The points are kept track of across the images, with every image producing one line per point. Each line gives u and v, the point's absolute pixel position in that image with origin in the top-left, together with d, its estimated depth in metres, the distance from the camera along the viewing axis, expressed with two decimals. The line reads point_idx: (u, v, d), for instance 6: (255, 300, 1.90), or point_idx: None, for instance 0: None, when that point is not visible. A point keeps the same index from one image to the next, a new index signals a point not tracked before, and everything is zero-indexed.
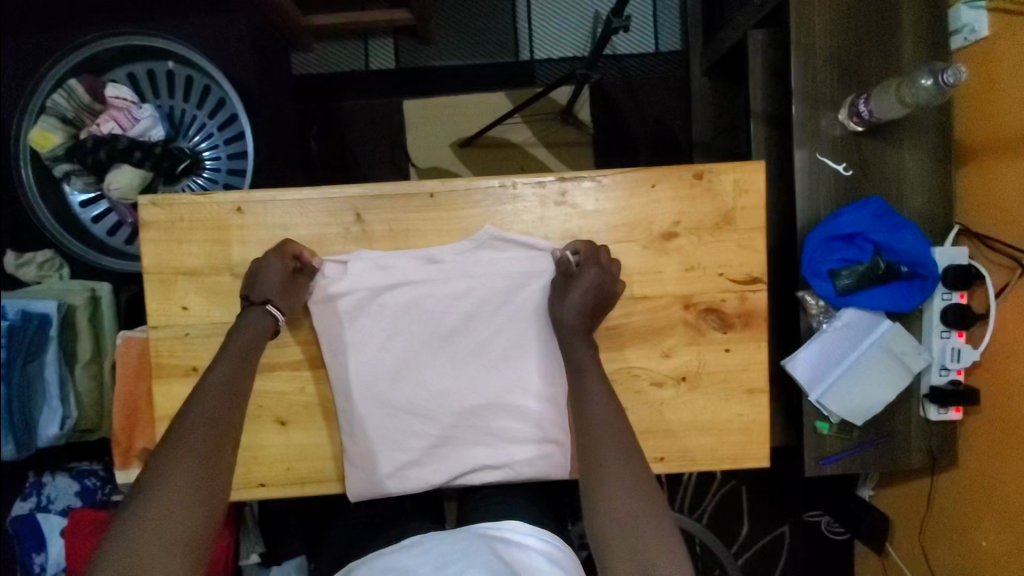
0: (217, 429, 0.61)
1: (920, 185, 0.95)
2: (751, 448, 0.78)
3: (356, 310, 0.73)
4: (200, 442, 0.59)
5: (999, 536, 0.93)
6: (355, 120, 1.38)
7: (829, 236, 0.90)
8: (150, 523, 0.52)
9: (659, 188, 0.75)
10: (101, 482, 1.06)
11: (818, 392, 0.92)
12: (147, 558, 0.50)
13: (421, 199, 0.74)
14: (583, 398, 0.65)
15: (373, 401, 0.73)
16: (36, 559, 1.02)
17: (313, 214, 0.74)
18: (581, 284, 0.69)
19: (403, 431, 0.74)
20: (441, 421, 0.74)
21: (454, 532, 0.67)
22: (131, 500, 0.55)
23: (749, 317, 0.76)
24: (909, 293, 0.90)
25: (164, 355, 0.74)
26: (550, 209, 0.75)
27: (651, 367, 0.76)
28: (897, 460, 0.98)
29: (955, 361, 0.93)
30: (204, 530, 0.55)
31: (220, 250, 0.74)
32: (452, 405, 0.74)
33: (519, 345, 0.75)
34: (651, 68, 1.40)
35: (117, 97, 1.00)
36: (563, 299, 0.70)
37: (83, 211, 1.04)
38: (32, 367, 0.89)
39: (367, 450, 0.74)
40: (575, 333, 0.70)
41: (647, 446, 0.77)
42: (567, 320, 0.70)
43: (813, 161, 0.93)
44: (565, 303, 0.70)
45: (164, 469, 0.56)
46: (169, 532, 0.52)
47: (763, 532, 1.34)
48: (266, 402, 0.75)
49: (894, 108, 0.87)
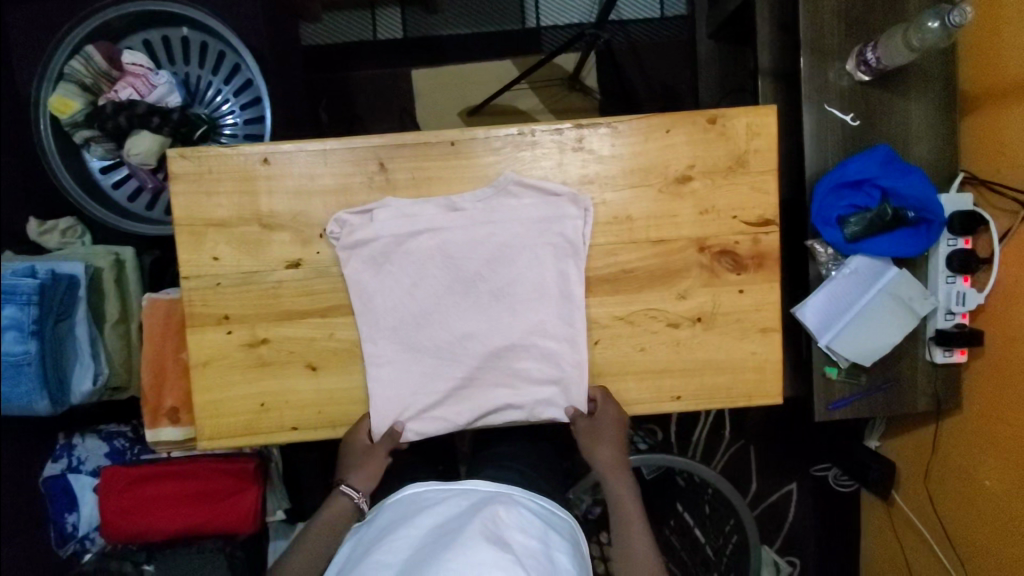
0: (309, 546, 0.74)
1: (926, 134, 0.97)
2: (764, 385, 0.80)
3: (381, 256, 0.76)
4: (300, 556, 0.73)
5: (1001, 474, 0.97)
6: (365, 90, 1.41)
7: (838, 183, 0.92)
8: None
9: (674, 133, 0.77)
10: (130, 443, 1.09)
11: (828, 336, 0.94)
12: None
13: (443, 147, 0.76)
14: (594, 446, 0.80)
15: (401, 346, 0.77)
16: (68, 519, 1.06)
17: (338, 164, 0.76)
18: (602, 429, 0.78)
19: (428, 375, 0.77)
20: (466, 362, 0.77)
21: (455, 486, 0.72)
22: None
23: (761, 258, 0.79)
24: (916, 238, 0.93)
25: (196, 305, 0.76)
26: (568, 155, 0.77)
27: (667, 309, 0.79)
28: (904, 404, 1.01)
29: (961, 305, 0.96)
30: None
31: (248, 201, 0.76)
32: (476, 346, 0.77)
33: (539, 290, 0.77)
34: (657, 32, 1.41)
35: (134, 63, 1.02)
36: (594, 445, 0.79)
37: (105, 176, 1.07)
38: (62, 326, 0.92)
39: (395, 393, 0.77)
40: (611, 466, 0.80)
41: (665, 384, 0.80)
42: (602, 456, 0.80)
43: (821, 111, 0.95)
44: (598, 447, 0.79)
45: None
46: None
47: (773, 486, 1.38)
48: (296, 348, 0.77)
49: (901, 55, 0.89)
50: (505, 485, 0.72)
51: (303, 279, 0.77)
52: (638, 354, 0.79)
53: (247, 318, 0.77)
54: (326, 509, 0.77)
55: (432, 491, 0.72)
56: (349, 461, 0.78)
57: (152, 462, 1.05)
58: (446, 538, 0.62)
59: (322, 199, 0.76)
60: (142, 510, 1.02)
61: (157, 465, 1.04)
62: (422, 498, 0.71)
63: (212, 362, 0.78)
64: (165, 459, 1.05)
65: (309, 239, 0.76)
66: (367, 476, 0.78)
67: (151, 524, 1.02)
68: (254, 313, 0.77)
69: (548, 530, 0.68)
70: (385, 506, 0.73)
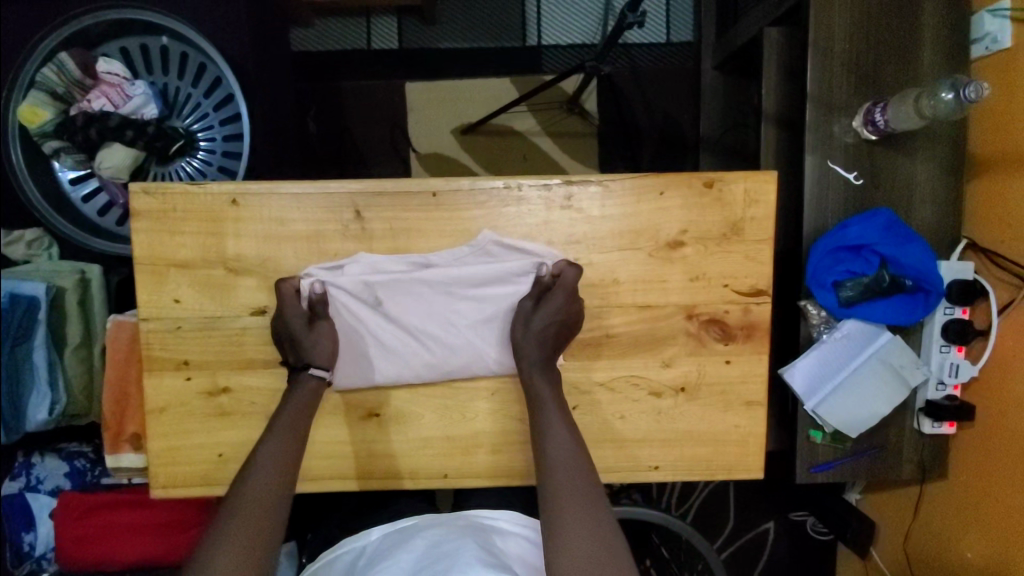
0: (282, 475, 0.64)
1: (930, 197, 0.94)
2: (745, 459, 0.77)
3: (352, 316, 0.73)
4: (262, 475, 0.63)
5: (984, 550, 0.94)
6: (355, 102, 1.35)
7: (836, 247, 0.89)
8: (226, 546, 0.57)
9: (668, 195, 0.73)
10: (90, 464, 1.04)
11: (815, 401, 0.91)
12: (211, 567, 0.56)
13: (424, 197, 0.72)
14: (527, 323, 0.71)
15: (378, 352, 0.73)
16: (25, 538, 1.03)
17: (311, 209, 0.72)
18: (548, 308, 0.70)
19: (392, 346, 0.73)
20: (430, 364, 0.73)
21: (450, 516, 0.70)
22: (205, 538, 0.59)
23: (751, 330, 0.75)
24: (912, 307, 0.90)
25: (155, 348, 0.73)
26: (555, 212, 0.73)
27: (650, 376, 0.76)
28: (889, 470, 0.98)
29: (953, 377, 0.94)
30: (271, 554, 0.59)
31: (214, 243, 0.72)
32: (441, 369, 0.73)
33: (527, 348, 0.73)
34: (661, 59, 1.37)
35: (109, 72, 0.97)
36: (527, 324, 0.71)
37: (73, 189, 1.01)
38: (19, 352, 0.88)
39: (353, 335, 0.73)
40: (536, 361, 0.71)
41: (643, 454, 0.77)
42: (530, 342, 0.71)
43: (823, 167, 0.92)
44: (529, 328, 0.70)
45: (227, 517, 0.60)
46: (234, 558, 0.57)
47: (748, 528, 1.36)
48: (258, 399, 0.74)
49: (910, 119, 0.86)
50: (494, 513, 0.71)
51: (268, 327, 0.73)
52: (617, 422, 0.76)
53: (208, 364, 0.73)
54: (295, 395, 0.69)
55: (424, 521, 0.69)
56: (260, 450, 0.65)
57: (111, 490, 1.01)
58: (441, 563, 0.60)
59: (292, 245, 0.72)
60: (98, 539, 0.99)
61: (116, 493, 1.01)
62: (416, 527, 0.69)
63: (168, 408, 0.74)
64: (124, 486, 1.02)
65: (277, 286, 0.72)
66: (285, 470, 0.65)
67: (108, 553, 0.99)
68: (215, 361, 0.73)
69: (539, 562, 0.67)
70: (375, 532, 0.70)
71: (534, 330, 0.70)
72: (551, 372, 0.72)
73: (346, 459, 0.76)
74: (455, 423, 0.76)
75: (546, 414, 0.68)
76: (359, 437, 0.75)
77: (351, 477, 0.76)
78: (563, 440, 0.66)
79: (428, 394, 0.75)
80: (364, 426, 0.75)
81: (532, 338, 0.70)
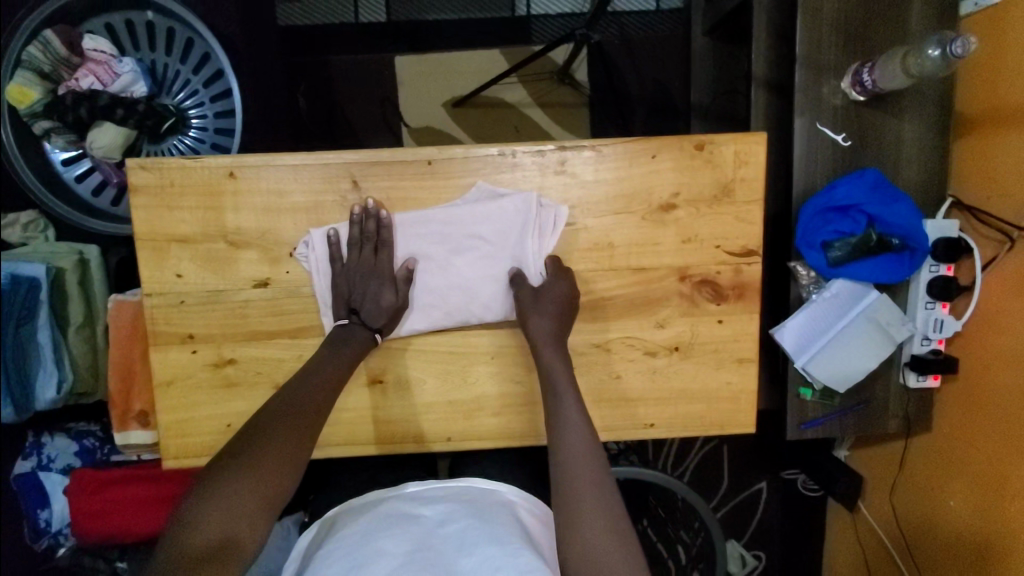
0: (303, 418, 0.66)
1: (918, 156, 0.95)
2: (738, 415, 0.80)
3: (355, 266, 0.73)
4: (281, 430, 0.64)
5: (968, 496, 0.99)
6: (345, 76, 1.35)
7: (824, 208, 0.90)
8: (237, 487, 0.59)
9: (660, 159, 0.74)
10: (100, 442, 1.07)
11: (804, 358, 0.94)
12: (229, 508, 0.58)
13: (419, 166, 0.73)
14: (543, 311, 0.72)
15: (384, 292, 0.73)
16: (41, 514, 1.05)
17: (309, 180, 0.73)
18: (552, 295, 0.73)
19: (394, 285, 0.74)
20: (442, 303, 0.75)
21: (448, 483, 0.76)
22: (217, 477, 0.60)
23: (742, 289, 0.77)
24: (898, 264, 0.92)
25: (159, 323, 0.74)
26: (549, 178, 0.74)
27: (646, 338, 0.78)
28: (876, 425, 1.02)
29: (938, 332, 0.97)
30: (278, 490, 0.61)
31: (214, 217, 0.73)
32: (450, 309, 0.75)
33: (558, 323, 0.72)
34: (651, 26, 1.36)
35: (95, 49, 0.95)
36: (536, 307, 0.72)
37: (66, 169, 1.01)
38: (24, 331, 0.89)
39: (350, 281, 0.73)
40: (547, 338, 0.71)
41: (639, 412, 0.79)
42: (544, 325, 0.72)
43: (812, 129, 0.93)
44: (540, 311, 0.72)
45: (237, 469, 0.60)
46: (252, 495, 0.59)
47: (741, 488, 1.41)
48: (264, 369, 0.76)
49: (898, 78, 0.86)
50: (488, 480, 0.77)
51: (271, 299, 0.75)
52: (613, 382, 0.78)
53: (212, 337, 0.75)
54: (346, 349, 0.72)
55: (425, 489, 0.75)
56: (286, 392, 0.69)
57: (123, 465, 1.04)
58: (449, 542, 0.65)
59: (292, 216, 0.73)
60: (112, 513, 1.01)
61: (128, 468, 1.04)
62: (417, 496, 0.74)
63: (175, 382, 0.76)
64: (136, 462, 1.05)
65: (278, 258, 0.74)
66: (309, 412, 0.67)
67: (122, 527, 1.02)
68: (220, 333, 0.75)
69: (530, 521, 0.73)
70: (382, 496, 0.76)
71: (537, 320, 0.71)
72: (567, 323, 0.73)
73: (352, 426, 0.78)
74: (458, 387, 0.78)
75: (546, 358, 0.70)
76: (363, 403, 0.78)
77: (357, 442, 0.79)
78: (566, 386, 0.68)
79: (430, 360, 0.77)
80: (368, 393, 0.77)
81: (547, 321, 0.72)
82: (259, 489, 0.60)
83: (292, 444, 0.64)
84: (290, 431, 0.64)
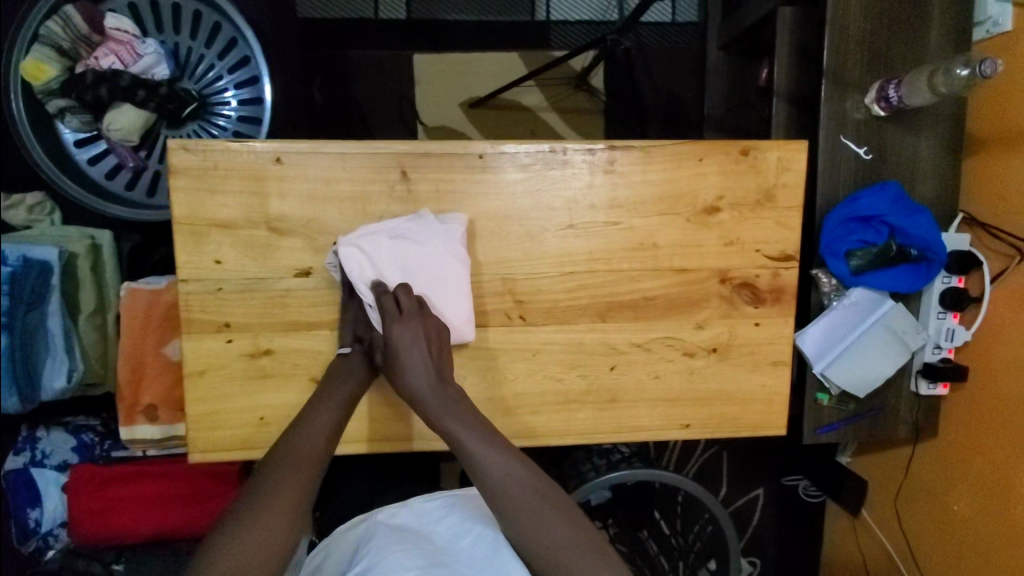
0: (316, 454, 0.65)
1: (932, 172, 0.99)
2: (769, 417, 0.82)
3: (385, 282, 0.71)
4: (292, 471, 0.62)
5: (971, 499, 1.02)
6: (362, 72, 1.33)
7: (848, 218, 0.93)
8: (245, 532, 0.57)
9: (706, 162, 0.76)
10: (100, 438, 1.02)
11: (824, 363, 0.96)
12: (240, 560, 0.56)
13: (470, 159, 0.73)
14: (410, 351, 0.68)
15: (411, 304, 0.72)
16: (30, 514, 0.99)
17: (357, 169, 0.71)
18: (406, 340, 0.68)
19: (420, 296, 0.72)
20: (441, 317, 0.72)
21: (452, 496, 0.77)
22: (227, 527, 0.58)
23: (780, 293, 0.79)
24: (915, 274, 0.95)
25: (194, 310, 0.71)
26: (598, 176, 0.75)
27: (685, 338, 0.79)
28: (887, 430, 1.05)
29: (949, 341, 1.00)
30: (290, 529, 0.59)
31: (257, 202, 0.71)
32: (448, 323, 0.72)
33: (434, 363, 0.69)
34: (667, 38, 1.39)
35: (117, 28, 0.92)
36: (407, 355, 0.68)
37: (80, 151, 0.98)
38: (33, 316, 0.84)
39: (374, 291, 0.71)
40: (422, 388, 0.68)
41: (675, 412, 0.80)
42: (416, 371, 0.68)
43: (836, 142, 0.96)
44: (409, 359, 0.68)
45: (245, 516, 0.58)
46: (263, 538, 0.57)
47: (740, 494, 1.43)
48: (302, 360, 0.74)
49: (923, 94, 0.90)
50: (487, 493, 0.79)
51: (312, 289, 0.73)
52: (651, 381, 0.79)
53: (249, 327, 0.73)
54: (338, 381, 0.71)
55: (431, 503, 0.76)
56: (304, 415, 0.67)
57: (125, 461, 0.99)
58: (460, 556, 0.66)
59: (338, 205, 0.72)
60: (111, 513, 0.97)
61: (131, 465, 0.99)
62: (423, 510, 0.75)
63: (207, 371, 0.73)
64: (139, 458, 1.00)
65: (322, 247, 0.72)
66: (331, 437, 0.67)
67: (121, 527, 0.97)
68: (257, 323, 0.73)
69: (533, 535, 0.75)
70: (386, 510, 0.76)
71: (410, 365, 0.68)
72: (442, 346, 0.70)
73: (388, 420, 0.77)
74: (499, 384, 0.77)
75: (426, 399, 0.68)
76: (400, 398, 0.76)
77: (392, 438, 0.77)
78: (464, 426, 0.67)
79: (471, 356, 0.76)
80: None
81: (421, 368, 0.68)
82: (269, 539, 0.58)
83: (303, 480, 0.62)
84: (298, 468, 0.63)
